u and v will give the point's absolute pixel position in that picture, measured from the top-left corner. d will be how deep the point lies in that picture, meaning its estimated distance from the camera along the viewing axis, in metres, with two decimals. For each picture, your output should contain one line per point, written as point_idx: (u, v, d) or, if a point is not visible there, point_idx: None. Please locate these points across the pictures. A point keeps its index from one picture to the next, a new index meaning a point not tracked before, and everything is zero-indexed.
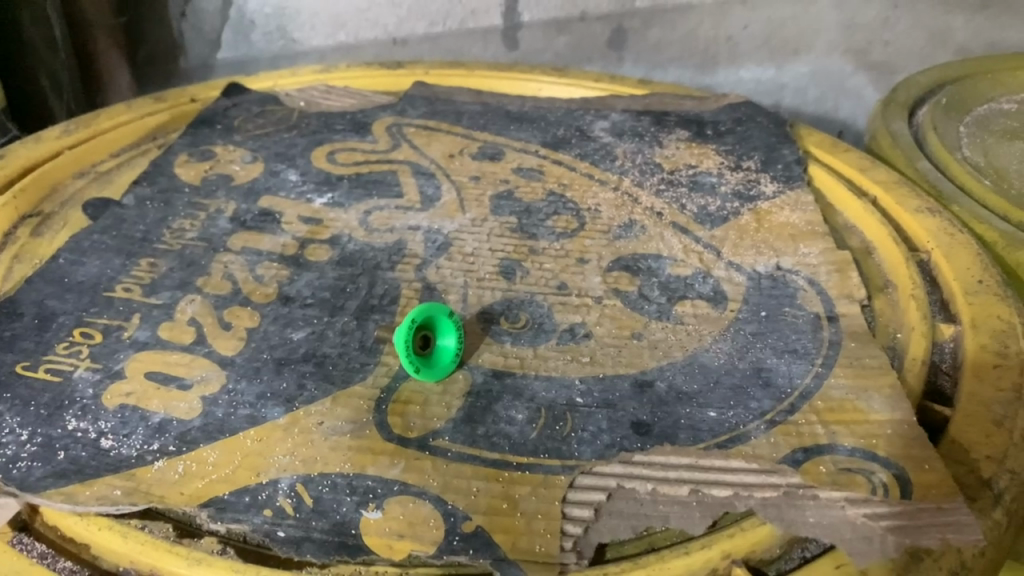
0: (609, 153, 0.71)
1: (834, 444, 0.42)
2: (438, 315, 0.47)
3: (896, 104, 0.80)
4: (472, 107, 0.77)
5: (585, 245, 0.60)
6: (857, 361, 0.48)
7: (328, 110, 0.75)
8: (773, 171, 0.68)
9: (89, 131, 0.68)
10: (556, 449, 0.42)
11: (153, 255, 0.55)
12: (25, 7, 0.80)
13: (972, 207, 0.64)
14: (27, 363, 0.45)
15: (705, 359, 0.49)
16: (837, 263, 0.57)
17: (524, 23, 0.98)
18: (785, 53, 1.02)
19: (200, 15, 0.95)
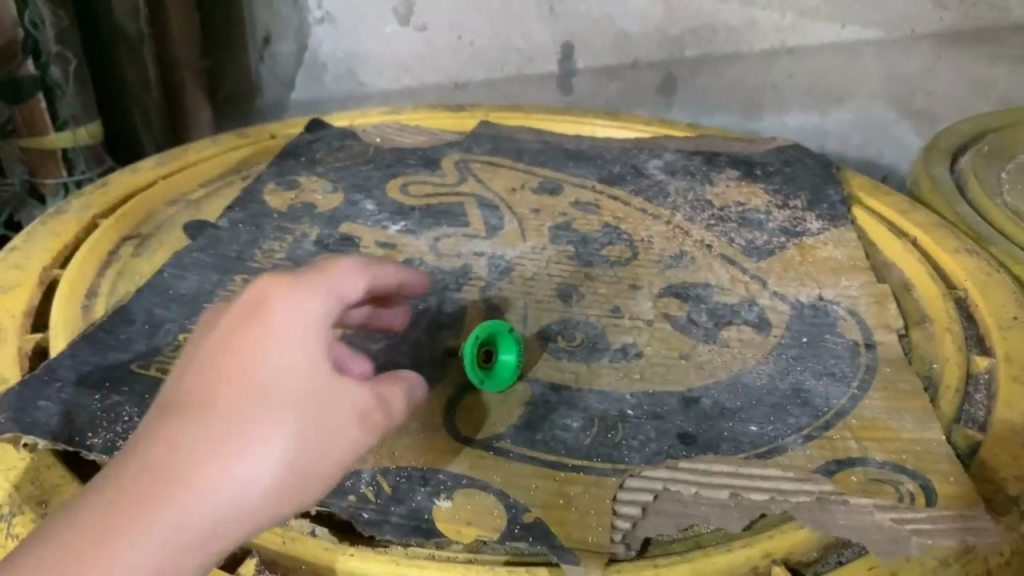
0: (662, 190, 0.76)
1: (866, 457, 0.46)
2: (497, 333, 0.52)
3: (939, 150, 0.83)
4: (534, 146, 0.83)
5: (637, 273, 0.64)
6: (891, 384, 0.52)
7: (401, 146, 0.81)
8: (818, 210, 0.72)
9: (181, 163, 0.75)
10: (607, 454, 0.47)
11: (246, 272, 0.61)
12: (125, 49, 0.86)
13: (1009, 248, 0.67)
14: (140, 362, 0.51)
15: (748, 379, 0.53)
16: (876, 296, 0.60)
17: (579, 70, 1.04)
18: (830, 101, 1.06)
19: (275, 59, 1.03)
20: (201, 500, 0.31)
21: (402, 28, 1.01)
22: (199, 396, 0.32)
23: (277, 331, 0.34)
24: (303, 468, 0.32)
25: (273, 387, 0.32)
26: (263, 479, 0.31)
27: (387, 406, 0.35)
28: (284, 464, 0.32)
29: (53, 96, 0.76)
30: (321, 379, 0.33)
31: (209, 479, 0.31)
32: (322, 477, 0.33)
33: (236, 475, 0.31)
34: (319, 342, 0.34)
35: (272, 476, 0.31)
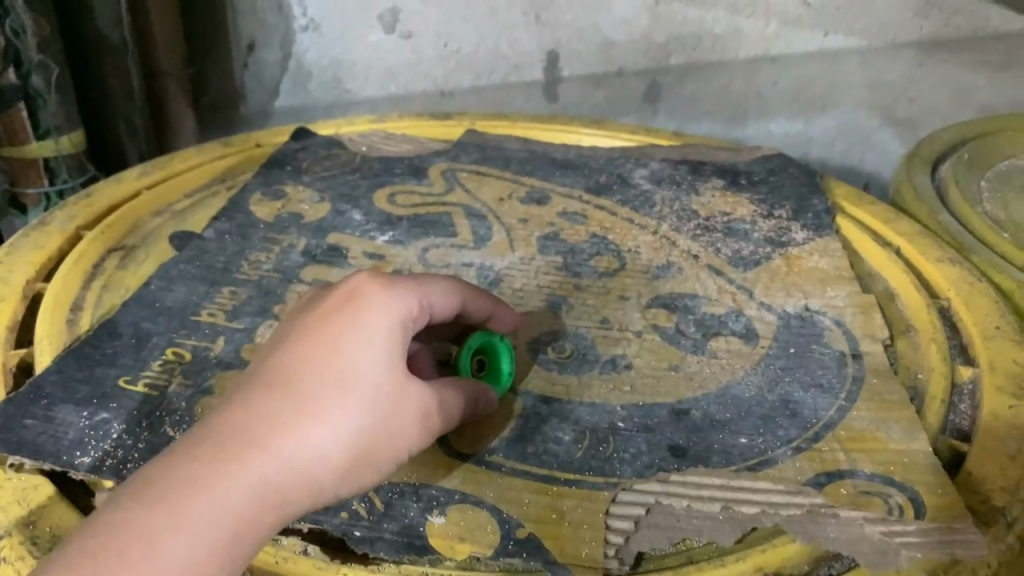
0: (648, 200, 0.76)
1: (854, 469, 0.47)
2: (489, 341, 0.51)
3: (920, 158, 0.84)
4: (520, 155, 0.83)
5: (626, 283, 0.65)
6: (879, 395, 0.52)
7: (388, 154, 0.81)
8: (803, 220, 0.73)
9: (165, 173, 0.74)
10: (599, 467, 0.47)
11: (233, 284, 0.60)
12: (110, 60, 0.84)
13: (991, 258, 0.68)
14: (127, 377, 0.50)
15: (737, 390, 0.53)
16: (862, 306, 0.61)
17: (564, 78, 1.04)
18: (814, 109, 1.07)
19: (261, 66, 1.02)
20: (290, 468, 0.37)
21: (387, 35, 1.01)
22: (295, 406, 0.38)
23: (370, 327, 0.41)
24: (370, 453, 0.39)
25: (361, 378, 0.40)
26: (341, 457, 0.38)
27: (443, 410, 0.43)
28: (358, 447, 0.39)
29: (35, 105, 0.76)
30: (393, 383, 0.40)
31: (299, 450, 0.38)
32: (383, 461, 0.40)
33: (321, 449, 0.38)
34: (403, 344, 0.42)
35: (347, 454, 0.39)
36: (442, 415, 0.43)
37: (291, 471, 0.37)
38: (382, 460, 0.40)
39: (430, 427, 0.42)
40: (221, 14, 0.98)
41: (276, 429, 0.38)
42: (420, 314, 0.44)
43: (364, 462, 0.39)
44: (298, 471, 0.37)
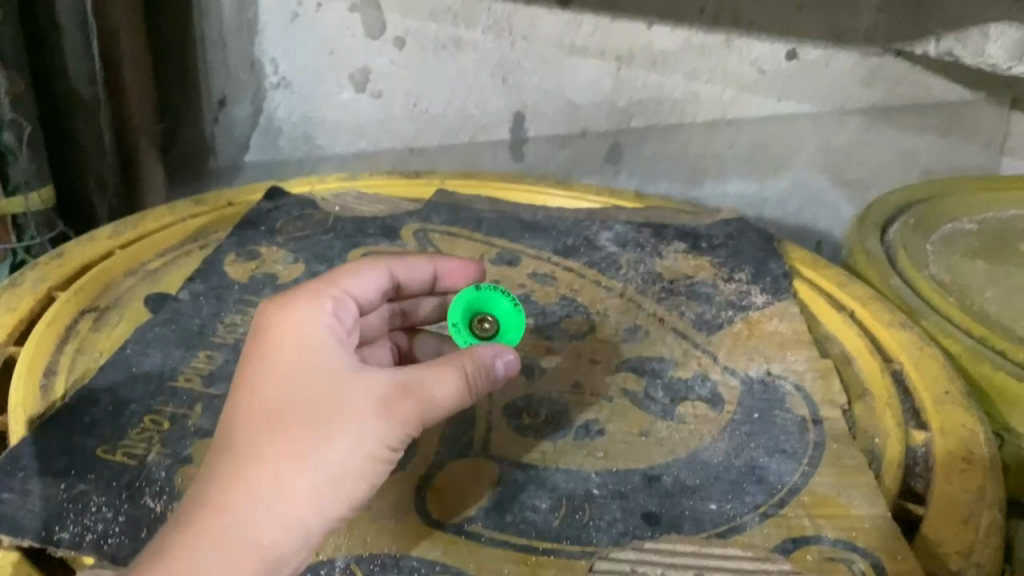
0: (615, 262, 0.79)
1: (819, 535, 0.49)
2: (478, 297, 0.54)
3: (870, 223, 0.89)
4: (490, 215, 0.85)
5: (596, 346, 0.67)
6: (839, 460, 0.55)
7: (360, 214, 0.83)
8: (762, 284, 0.76)
9: (137, 232, 0.75)
10: (576, 535, 0.48)
11: (209, 347, 0.60)
12: (81, 114, 0.86)
13: (939, 321, 0.72)
14: (106, 447, 0.50)
15: (705, 456, 0.55)
16: (821, 370, 0.64)
17: (530, 138, 1.07)
18: (768, 170, 1.11)
19: (231, 121, 1.04)
20: (262, 507, 0.40)
21: (357, 94, 1.03)
22: (245, 453, 0.41)
23: (290, 354, 0.44)
24: (340, 462, 0.41)
25: (294, 402, 0.42)
26: (308, 478, 0.41)
27: (425, 391, 0.42)
28: (324, 464, 0.41)
29: (6, 161, 0.76)
30: (329, 392, 0.42)
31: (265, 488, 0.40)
32: (359, 464, 0.41)
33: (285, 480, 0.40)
34: (331, 354, 0.44)
35: (315, 470, 0.41)
36: (430, 398, 0.42)
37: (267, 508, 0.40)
38: (359, 464, 0.41)
39: (411, 410, 0.42)
40: (193, 73, 1.01)
41: (237, 477, 0.41)
42: (333, 323, 0.46)
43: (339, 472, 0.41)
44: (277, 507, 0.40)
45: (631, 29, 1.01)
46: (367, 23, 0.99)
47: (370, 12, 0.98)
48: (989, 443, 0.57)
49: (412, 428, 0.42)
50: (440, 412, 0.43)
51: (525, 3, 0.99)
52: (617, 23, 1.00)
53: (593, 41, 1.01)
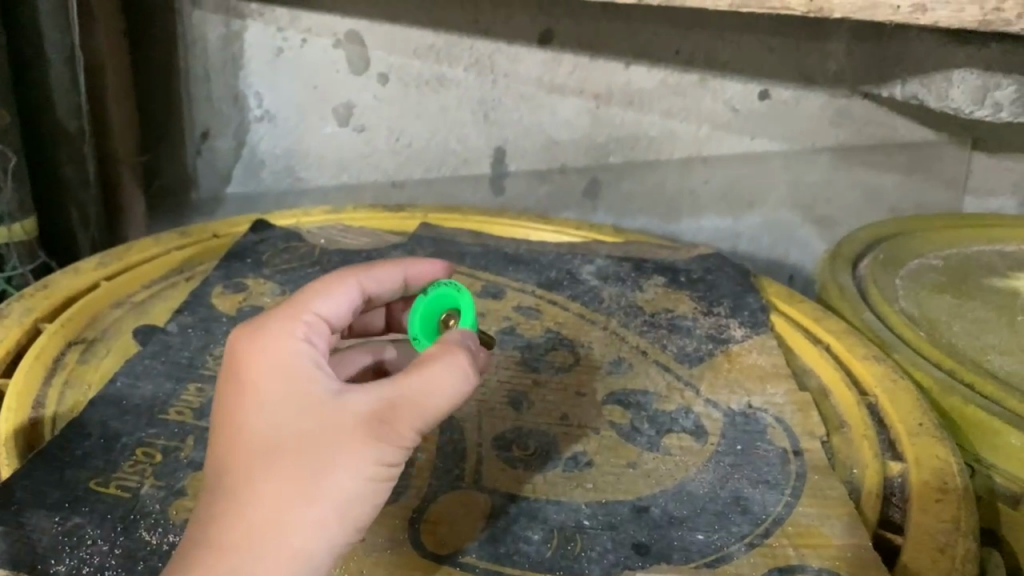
0: (597, 296, 0.80)
1: (804, 564, 0.50)
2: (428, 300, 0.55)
3: (842, 260, 0.92)
4: (474, 249, 0.86)
5: (582, 378, 0.68)
6: (820, 491, 0.56)
7: (346, 247, 0.83)
8: (740, 317, 0.78)
9: (122, 264, 0.76)
10: (568, 566, 0.49)
11: (199, 380, 0.61)
12: (66, 146, 0.87)
13: (911, 355, 0.74)
14: (98, 480, 0.50)
15: (691, 487, 0.57)
16: (800, 403, 0.66)
17: (510, 173, 1.09)
18: (742, 207, 1.14)
19: (214, 154, 1.05)
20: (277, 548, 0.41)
21: (340, 128, 1.04)
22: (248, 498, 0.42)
23: (273, 390, 0.43)
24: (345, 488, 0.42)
25: (287, 440, 0.42)
26: (315, 510, 0.41)
27: (414, 405, 0.43)
28: (328, 493, 0.41)
29: None
30: (319, 423, 0.42)
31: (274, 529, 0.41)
32: (364, 486, 0.42)
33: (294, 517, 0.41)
34: (313, 383, 0.44)
35: (322, 502, 0.41)
36: (421, 409, 0.43)
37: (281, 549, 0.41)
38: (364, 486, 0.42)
39: (402, 423, 0.43)
40: (176, 106, 1.02)
41: (241, 520, 0.42)
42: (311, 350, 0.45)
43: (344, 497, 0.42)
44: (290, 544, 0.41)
45: (609, 69, 1.04)
46: (351, 60, 1.01)
47: (354, 48, 1.00)
48: (962, 473, 0.59)
49: (408, 439, 0.43)
50: (437, 416, 0.44)
51: (507, 42, 1.01)
52: (596, 62, 1.03)
53: (572, 79, 1.04)
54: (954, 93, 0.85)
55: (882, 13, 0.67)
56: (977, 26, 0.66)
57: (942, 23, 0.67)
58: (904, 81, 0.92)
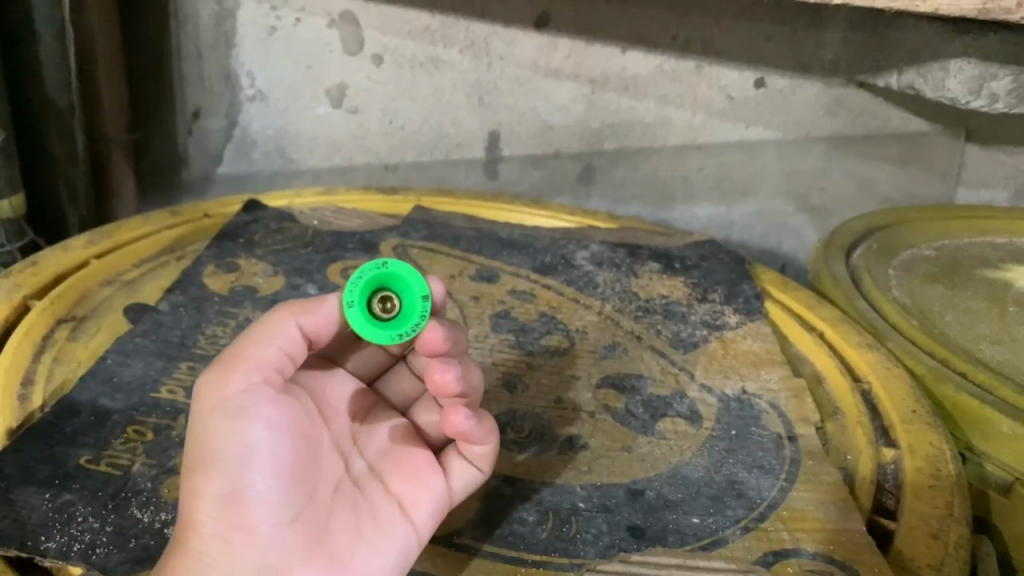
0: (592, 281, 0.80)
1: (798, 548, 0.50)
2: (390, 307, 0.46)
3: (835, 249, 0.92)
4: (468, 233, 0.85)
5: (576, 363, 0.68)
6: (814, 476, 0.56)
7: (339, 229, 0.83)
8: (735, 304, 0.77)
9: (113, 242, 0.75)
10: (564, 548, 0.49)
11: (191, 359, 0.60)
12: (55, 122, 0.86)
13: (904, 344, 0.75)
14: (89, 457, 0.50)
15: (686, 471, 0.56)
16: (794, 389, 0.66)
17: (504, 157, 1.08)
18: (735, 195, 1.14)
19: (205, 134, 1.04)
20: (199, 547, 0.42)
21: (333, 109, 1.03)
22: None
23: None
24: (208, 456, 0.43)
25: None
26: (202, 492, 0.42)
27: (231, 350, 0.45)
28: (198, 467, 0.43)
29: None
30: None
31: (188, 532, 0.42)
32: (200, 441, 0.43)
33: (191, 511, 0.42)
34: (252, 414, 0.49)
35: (204, 479, 0.43)
36: (234, 348, 0.45)
37: (208, 545, 0.42)
38: (222, 445, 0.42)
39: (221, 366, 0.45)
40: (168, 84, 1.01)
41: None
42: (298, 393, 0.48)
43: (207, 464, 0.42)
44: (208, 536, 0.42)
45: (605, 54, 1.03)
46: (345, 40, 0.99)
47: (347, 28, 0.99)
48: (955, 461, 0.59)
49: (233, 377, 0.44)
50: (235, 350, 0.45)
51: (503, 25, 1.00)
52: (592, 47, 1.02)
53: (568, 64, 1.03)
54: (950, 82, 0.85)
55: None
56: (977, 14, 0.66)
57: (941, 11, 0.67)
58: (901, 70, 0.92)
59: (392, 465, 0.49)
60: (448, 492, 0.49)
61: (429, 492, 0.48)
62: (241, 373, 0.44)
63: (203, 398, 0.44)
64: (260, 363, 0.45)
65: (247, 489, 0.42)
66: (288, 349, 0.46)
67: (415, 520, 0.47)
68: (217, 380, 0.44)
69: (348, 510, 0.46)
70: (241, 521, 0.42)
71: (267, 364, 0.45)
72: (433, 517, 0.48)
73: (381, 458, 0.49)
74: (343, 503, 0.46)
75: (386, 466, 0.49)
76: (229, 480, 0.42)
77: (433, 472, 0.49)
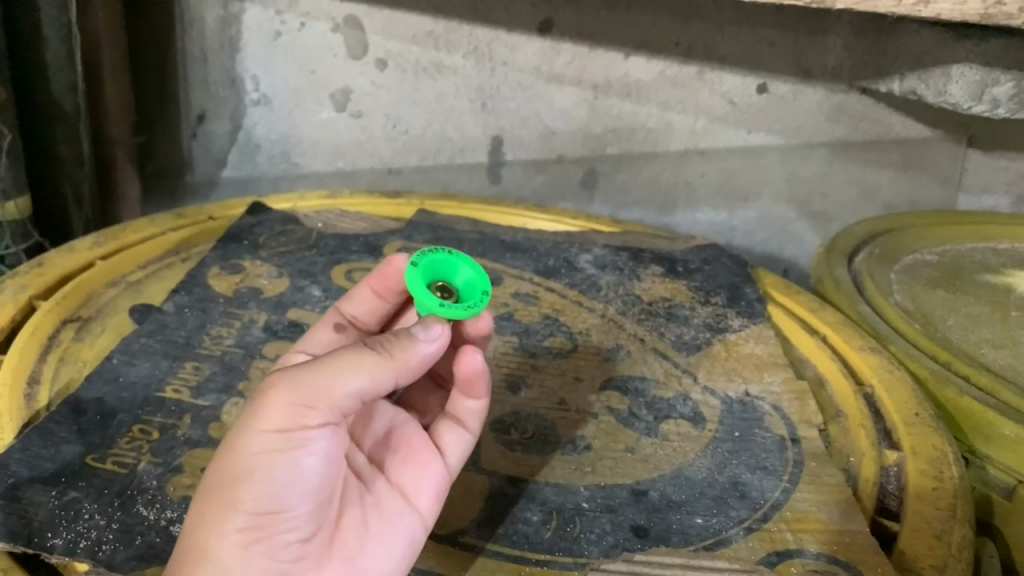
0: (595, 284, 0.80)
1: (802, 548, 0.50)
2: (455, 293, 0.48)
3: (837, 253, 0.93)
4: (471, 236, 0.86)
5: (579, 364, 0.68)
6: (817, 478, 0.56)
7: (342, 232, 0.83)
8: (738, 307, 0.78)
9: (118, 243, 0.75)
10: (568, 547, 0.49)
11: (196, 359, 0.60)
12: (60, 125, 0.86)
13: (907, 348, 0.75)
14: (95, 456, 0.50)
15: (690, 472, 0.57)
16: (797, 392, 0.66)
17: (507, 161, 1.09)
18: (737, 200, 1.15)
19: (209, 137, 1.04)
20: (216, 553, 0.40)
21: (337, 113, 1.04)
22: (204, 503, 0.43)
23: None
24: (254, 475, 0.40)
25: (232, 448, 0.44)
26: (236, 504, 0.40)
27: (318, 375, 0.41)
28: (238, 482, 0.40)
29: None
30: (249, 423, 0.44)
31: (206, 535, 0.40)
32: (251, 460, 0.40)
33: (217, 518, 0.40)
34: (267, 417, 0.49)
35: (240, 493, 0.40)
36: (323, 374, 0.41)
37: (225, 551, 0.40)
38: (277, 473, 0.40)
39: (299, 389, 0.40)
40: (173, 88, 1.02)
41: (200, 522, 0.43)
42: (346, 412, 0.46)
43: (252, 483, 0.39)
44: (228, 546, 0.40)
45: (607, 59, 1.03)
46: (349, 44, 1.00)
47: (352, 33, 0.99)
48: (958, 464, 0.59)
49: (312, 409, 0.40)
50: (321, 375, 0.41)
51: (506, 30, 1.01)
52: (594, 52, 1.03)
53: (571, 69, 1.03)
54: (952, 88, 0.85)
55: (884, 5, 0.67)
56: (979, 19, 0.66)
57: (943, 16, 0.67)
58: (904, 76, 0.93)
59: (389, 454, 0.49)
60: (447, 470, 0.50)
61: (427, 472, 0.49)
62: (323, 408, 0.40)
63: (268, 417, 0.40)
64: (347, 399, 0.41)
65: (287, 509, 0.40)
66: (372, 393, 0.42)
67: (419, 507, 0.47)
68: (291, 407, 0.40)
69: (363, 513, 0.45)
70: (270, 538, 0.40)
71: (351, 400, 0.41)
72: (435, 499, 0.48)
73: (378, 446, 0.50)
74: (355, 501, 0.45)
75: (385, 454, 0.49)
76: (273, 501, 0.40)
77: (430, 453, 0.50)
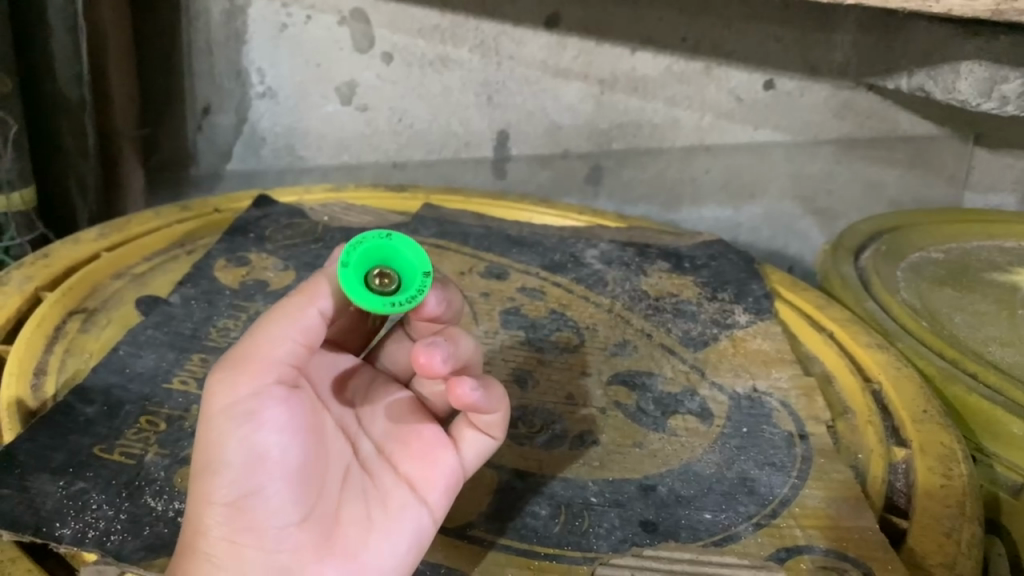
0: (601, 279, 0.80)
1: (811, 544, 0.50)
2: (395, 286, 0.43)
3: (844, 250, 0.92)
4: (477, 230, 0.86)
5: (586, 360, 0.68)
6: (826, 474, 0.56)
7: (348, 225, 0.83)
8: (745, 303, 0.77)
9: (123, 235, 0.75)
10: (577, 542, 0.49)
11: (203, 351, 0.60)
12: (65, 116, 0.86)
13: (914, 345, 0.75)
14: (102, 446, 0.50)
15: (698, 467, 0.56)
16: (804, 388, 0.65)
17: (512, 156, 1.08)
18: (742, 197, 1.14)
19: (214, 129, 1.04)
20: (206, 549, 0.42)
21: (342, 107, 1.04)
22: None
23: None
24: (217, 460, 0.42)
25: None
26: (211, 496, 0.42)
27: (242, 348, 0.43)
28: (206, 471, 0.42)
29: None
30: None
31: (196, 534, 0.42)
32: (211, 448, 0.42)
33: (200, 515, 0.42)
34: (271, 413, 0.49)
35: (211, 484, 0.42)
36: (248, 346, 0.43)
37: (217, 547, 0.42)
38: (232, 451, 0.42)
39: (230, 366, 0.43)
40: (178, 80, 1.01)
41: None
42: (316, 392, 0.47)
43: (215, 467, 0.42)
44: (216, 539, 0.42)
45: (614, 54, 1.03)
46: (355, 38, 1.00)
47: (358, 26, 0.99)
48: (967, 461, 0.59)
49: (246, 380, 0.43)
50: (245, 348, 0.43)
51: (512, 25, 1.00)
52: (601, 47, 1.02)
53: (576, 64, 1.03)
54: (961, 85, 0.85)
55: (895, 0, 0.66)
56: (990, 16, 0.66)
57: (954, 12, 0.67)
58: (912, 73, 0.92)
59: (400, 446, 0.48)
60: (459, 466, 0.48)
61: (438, 465, 0.48)
62: (253, 374, 0.43)
63: (211, 400, 0.43)
64: (277, 359, 0.43)
65: (255, 491, 0.42)
66: (305, 342, 0.44)
67: (429, 500, 0.47)
68: (226, 383, 0.43)
69: (359, 499, 0.45)
70: (251, 524, 0.42)
71: (283, 360, 0.43)
72: (446, 494, 0.47)
73: (388, 438, 0.48)
74: (352, 491, 0.45)
75: (396, 446, 0.48)
76: (238, 483, 0.42)
77: (442, 448, 0.48)
